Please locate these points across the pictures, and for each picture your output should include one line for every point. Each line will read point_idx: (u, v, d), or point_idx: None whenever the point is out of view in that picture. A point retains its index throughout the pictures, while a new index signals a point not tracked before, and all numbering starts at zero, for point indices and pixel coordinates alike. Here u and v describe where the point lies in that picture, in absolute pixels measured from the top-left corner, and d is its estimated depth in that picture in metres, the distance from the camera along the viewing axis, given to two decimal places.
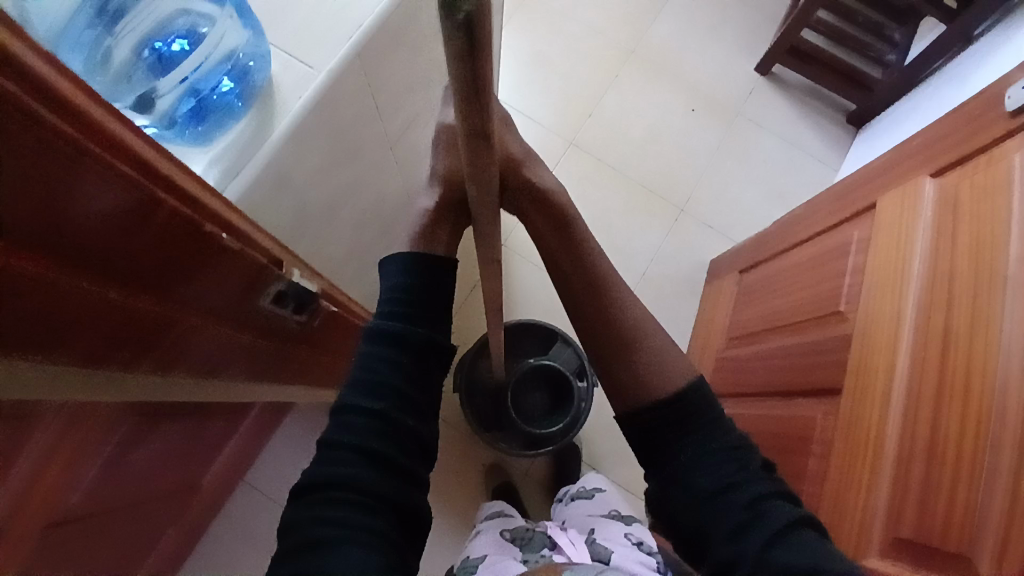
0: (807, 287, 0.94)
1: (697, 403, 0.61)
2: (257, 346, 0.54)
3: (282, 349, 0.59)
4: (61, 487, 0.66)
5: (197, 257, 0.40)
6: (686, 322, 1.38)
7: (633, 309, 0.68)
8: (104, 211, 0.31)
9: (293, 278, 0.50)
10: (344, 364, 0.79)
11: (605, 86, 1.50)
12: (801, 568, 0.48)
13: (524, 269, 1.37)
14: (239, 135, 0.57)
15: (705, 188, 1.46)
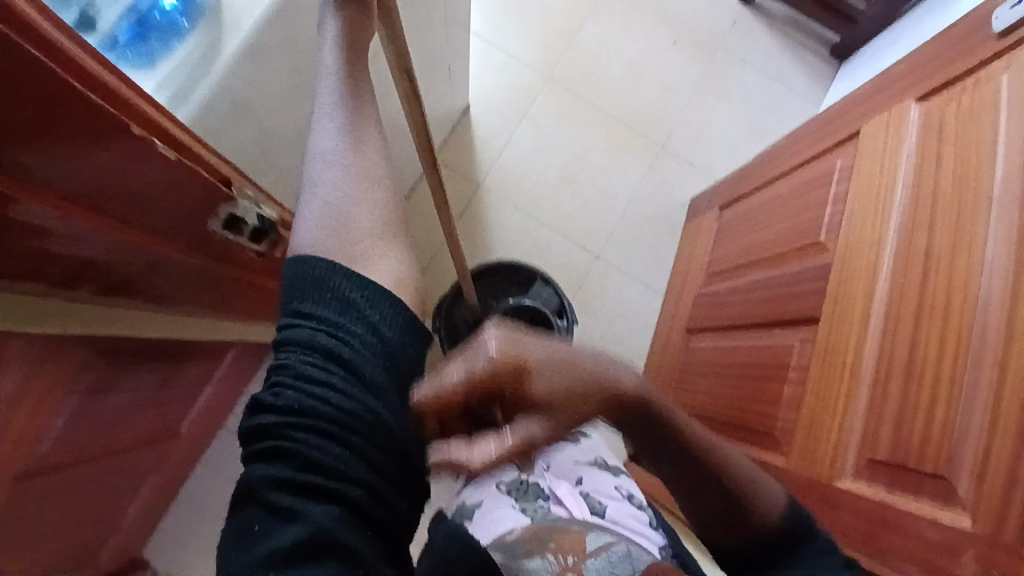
0: (787, 220, 0.93)
1: (802, 533, 0.59)
2: (210, 269, 0.53)
3: (235, 276, 0.58)
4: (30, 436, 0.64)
5: (134, 169, 0.39)
6: (667, 260, 1.37)
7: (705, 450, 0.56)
8: (32, 106, 0.31)
9: (246, 201, 0.49)
10: None
11: (584, 16, 1.43)
12: None
13: (502, 208, 1.34)
14: (188, 56, 0.52)
15: (686, 122, 1.42)
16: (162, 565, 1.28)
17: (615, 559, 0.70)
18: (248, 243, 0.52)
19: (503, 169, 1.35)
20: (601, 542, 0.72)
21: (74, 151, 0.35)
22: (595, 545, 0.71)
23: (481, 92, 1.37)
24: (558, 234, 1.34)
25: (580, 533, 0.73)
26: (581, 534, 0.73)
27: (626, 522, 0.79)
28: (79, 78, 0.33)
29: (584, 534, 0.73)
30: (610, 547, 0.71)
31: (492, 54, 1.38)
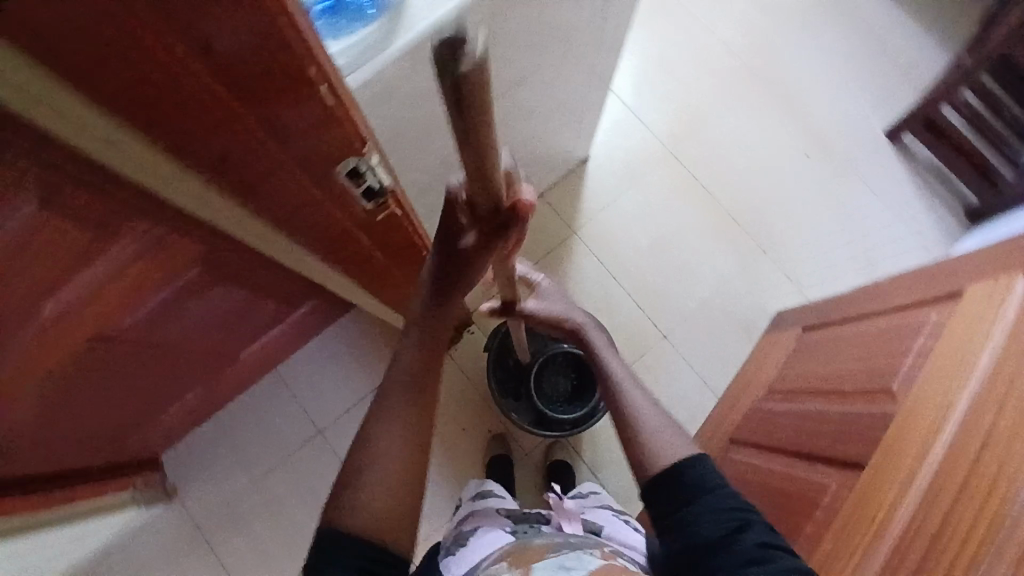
0: (864, 359, 0.90)
1: (700, 475, 0.66)
2: (320, 216, 0.57)
3: (340, 231, 0.61)
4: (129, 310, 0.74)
5: (291, 104, 0.41)
6: (734, 363, 1.34)
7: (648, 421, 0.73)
8: (236, 30, 0.33)
9: (371, 162, 0.51)
10: (387, 274, 0.80)
11: (725, 108, 1.47)
12: None
13: (589, 260, 1.38)
14: (368, 39, 0.59)
15: (796, 236, 1.41)
16: (173, 474, 1.38)
17: (568, 561, 0.66)
18: (361, 200, 0.55)
19: (602, 224, 1.40)
20: (561, 552, 0.68)
21: (255, 78, 0.37)
22: (552, 553, 0.68)
23: (606, 148, 1.43)
24: (634, 300, 1.36)
25: (541, 548, 0.70)
26: (541, 549, 0.70)
27: (619, 539, 0.81)
28: (288, 23, 0.35)
29: (547, 549, 0.70)
30: (566, 555, 0.67)
31: (627, 119, 1.45)
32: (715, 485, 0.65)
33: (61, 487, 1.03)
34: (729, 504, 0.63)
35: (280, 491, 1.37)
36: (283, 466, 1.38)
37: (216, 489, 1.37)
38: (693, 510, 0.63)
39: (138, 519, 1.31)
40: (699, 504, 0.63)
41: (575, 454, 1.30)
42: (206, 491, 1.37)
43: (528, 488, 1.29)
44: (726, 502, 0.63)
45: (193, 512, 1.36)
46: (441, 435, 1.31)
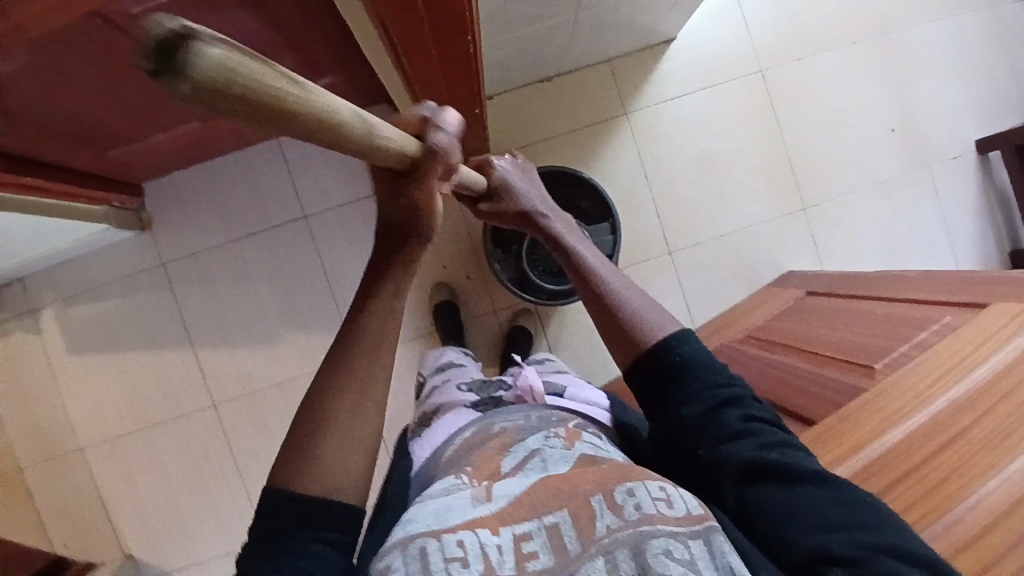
0: (856, 336, 0.88)
1: (677, 350, 0.64)
2: None
3: None
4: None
5: None
6: (722, 302, 1.32)
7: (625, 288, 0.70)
8: None
9: None
10: (426, 67, 0.70)
11: (833, 41, 1.31)
12: (791, 477, 0.56)
13: (626, 148, 1.29)
14: None
15: (839, 205, 1.33)
16: (150, 203, 1.35)
17: (531, 469, 0.59)
18: None
19: (655, 116, 1.30)
20: (522, 454, 0.61)
21: None
22: (512, 456, 0.61)
23: (694, 36, 1.29)
24: (654, 206, 1.30)
25: (500, 445, 0.63)
26: (500, 448, 0.63)
27: (581, 397, 0.83)
28: None
29: (506, 447, 0.63)
30: (528, 460, 0.60)
31: (728, 15, 1.29)
32: (702, 358, 0.64)
33: (30, 175, 1.00)
34: (717, 382, 0.62)
35: (250, 258, 1.36)
36: (259, 235, 1.36)
37: (188, 233, 1.36)
38: (680, 385, 0.63)
39: (107, 237, 1.31)
40: (686, 379, 0.63)
41: (539, 328, 1.31)
42: (179, 232, 1.36)
43: (483, 343, 1.32)
44: (713, 377, 0.63)
45: (161, 250, 1.36)
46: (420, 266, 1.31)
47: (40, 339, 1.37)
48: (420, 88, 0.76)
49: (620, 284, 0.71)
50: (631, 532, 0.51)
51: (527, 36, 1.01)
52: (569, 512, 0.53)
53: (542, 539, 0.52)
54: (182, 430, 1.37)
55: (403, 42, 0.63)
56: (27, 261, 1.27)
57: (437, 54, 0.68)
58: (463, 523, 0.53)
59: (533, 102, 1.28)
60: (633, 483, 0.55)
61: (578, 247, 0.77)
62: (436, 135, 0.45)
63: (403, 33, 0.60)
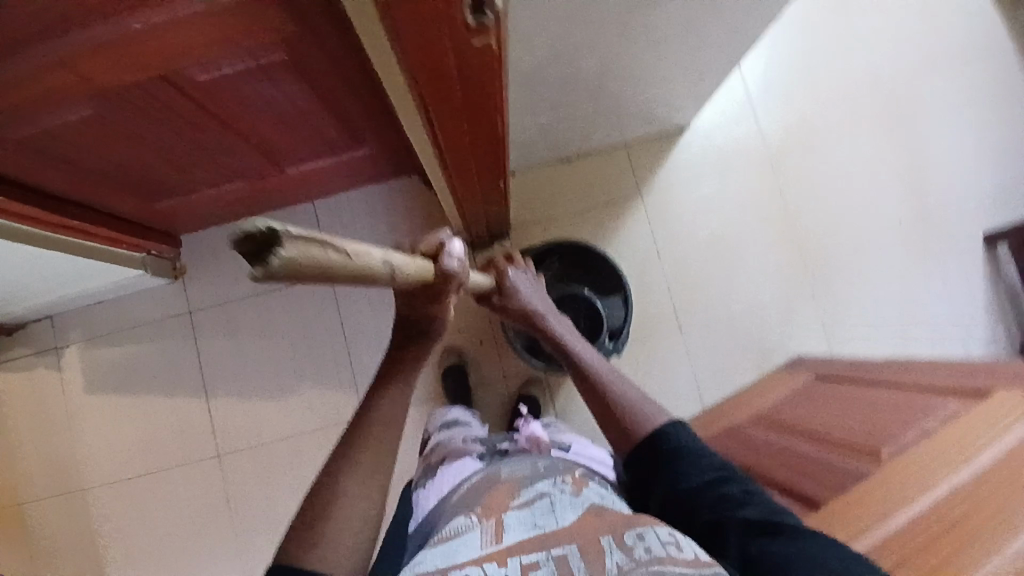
0: (864, 420, 0.88)
1: (673, 436, 0.76)
2: (424, 39, 0.50)
3: (433, 68, 0.56)
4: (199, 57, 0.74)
5: None
6: (733, 383, 1.32)
7: (618, 386, 0.84)
8: None
9: None
10: (457, 141, 0.75)
11: (842, 138, 1.39)
12: (783, 536, 0.62)
13: (641, 227, 1.35)
14: None
15: (850, 295, 1.35)
16: (185, 253, 1.42)
17: (538, 509, 0.65)
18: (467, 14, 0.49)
19: (670, 199, 1.36)
20: (530, 495, 0.67)
21: None
22: (521, 498, 0.67)
23: (707, 126, 1.38)
24: (666, 283, 1.34)
25: (509, 488, 0.69)
26: (509, 491, 0.68)
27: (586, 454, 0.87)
28: None
29: (514, 489, 0.69)
30: (536, 500, 0.66)
31: (742, 109, 1.38)
32: (695, 443, 0.75)
33: (78, 216, 1.08)
34: (712, 462, 0.72)
35: (273, 312, 1.41)
36: (284, 289, 1.41)
37: (217, 283, 1.42)
38: (680, 463, 0.73)
39: (141, 281, 1.37)
40: (685, 460, 0.73)
41: (548, 397, 1.32)
42: (208, 282, 1.42)
43: (492, 409, 1.32)
44: (707, 459, 0.73)
45: (189, 297, 1.42)
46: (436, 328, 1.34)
47: (60, 376, 1.40)
48: (452, 156, 0.80)
49: (618, 381, 0.85)
50: (641, 569, 0.55)
51: (551, 121, 1.09)
52: (578, 545, 0.60)
53: (550, 567, 0.58)
54: (185, 477, 1.38)
55: (439, 114, 0.66)
56: (61, 298, 1.33)
57: (466, 126, 0.72)
58: (470, 560, 0.58)
59: (554, 179, 1.35)
60: (642, 530, 0.61)
61: (579, 348, 0.91)
62: (448, 261, 0.54)
63: (438, 107, 0.64)
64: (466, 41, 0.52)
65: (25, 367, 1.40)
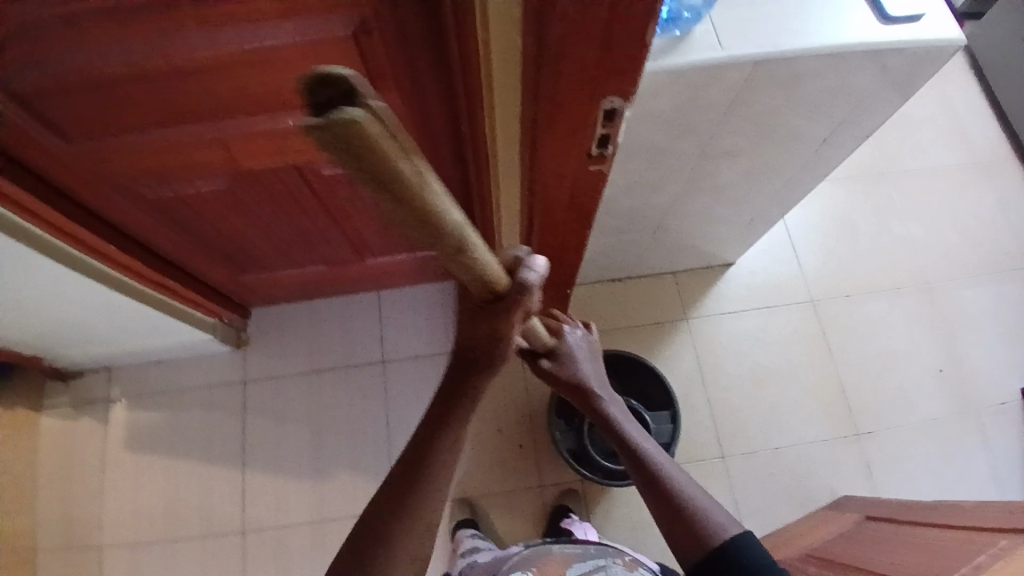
0: (918, 559, 0.86)
1: (739, 556, 0.74)
2: (554, 163, 0.64)
3: (551, 188, 0.69)
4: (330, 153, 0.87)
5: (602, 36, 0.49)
6: (773, 518, 1.29)
7: (680, 488, 0.83)
8: None
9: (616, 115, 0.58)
10: (547, 250, 0.87)
11: (881, 289, 1.46)
12: None
13: (686, 350, 1.41)
14: (667, 47, 0.70)
15: (894, 441, 1.35)
16: (251, 326, 1.51)
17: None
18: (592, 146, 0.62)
19: (716, 326, 1.43)
20: (584, 567, 0.87)
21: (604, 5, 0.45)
22: (576, 568, 0.86)
23: (752, 264, 1.47)
24: (708, 406, 1.37)
25: (564, 559, 0.88)
26: (566, 561, 0.88)
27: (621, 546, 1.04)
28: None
29: (570, 561, 0.88)
30: (590, 572, 0.86)
31: (784, 253, 1.48)
32: (763, 562, 0.74)
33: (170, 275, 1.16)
34: None
35: (323, 391, 1.46)
36: (338, 370, 1.47)
37: (275, 357, 1.49)
38: None
39: (205, 346, 1.44)
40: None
41: (583, 509, 1.30)
42: (267, 355, 1.49)
43: (526, 515, 1.31)
44: (779, 575, 0.72)
45: (245, 368, 1.48)
46: (478, 426, 1.37)
47: (104, 431, 1.43)
48: None
49: (679, 478, 0.84)
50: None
51: (612, 243, 1.20)
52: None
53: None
54: (204, 551, 1.35)
55: (541, 224, 0.78)
56: (129, 350, 1.40)
57: (560, 237, 0.84)
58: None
59: (605, 296, 1.44)
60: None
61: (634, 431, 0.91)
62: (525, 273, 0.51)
63: (543, 220, 0.76)
64: (584, 167, 0.66)
65: (74, 417, 1.44)
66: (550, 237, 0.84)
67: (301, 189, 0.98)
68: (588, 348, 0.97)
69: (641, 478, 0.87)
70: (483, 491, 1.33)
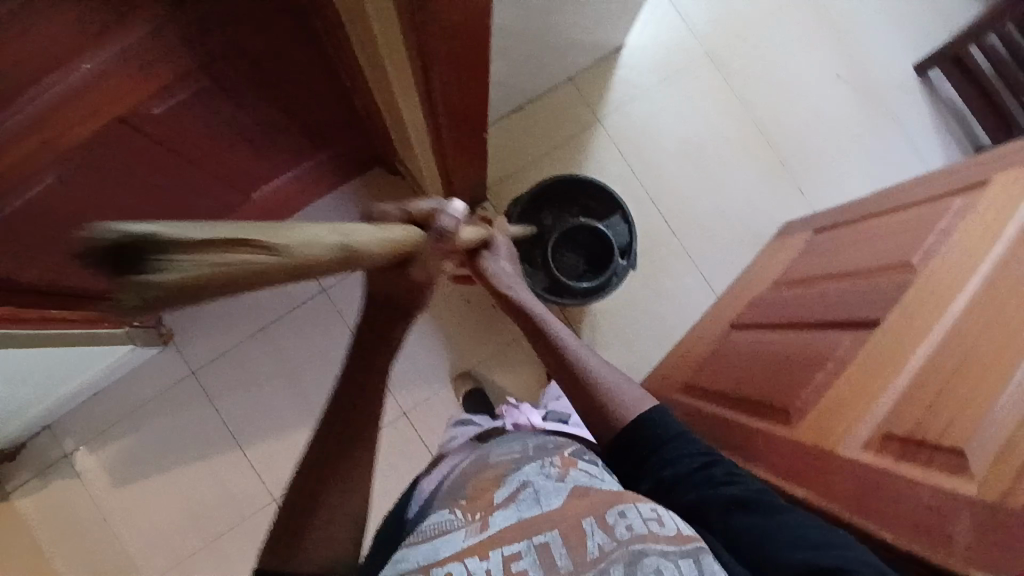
0: (881, 245, 0.93)
1: (654, 428, 0.72)
2: None
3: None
4: (155, 90, 0.70)
5: None
6: (736, 267, 1.37)
7: (602, 377, 0.77)
8: None
9: None
10: (453, 86, 0.78)
11: (765, 16, 1.44)
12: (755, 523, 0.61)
13: (608, 151, 1.38)
14: None
15: (813, 155, 1.42)
16: (169, 317, 1.36)
17: (523, 502, 0.60)
18: None
19: (627, 115, 1.39)
20: (514, 487, 0.62)
21: None
22: (505, 490, 0.62)
23: (641, 39, 1.40)
24: (648, 196, 1.38)
25: (496, 475, 0.65)
26: (496, 479, 0.64)
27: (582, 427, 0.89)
28: None
29: (501, 477, 0.64)
30: (520, 493, 0.61)
31: (665, 15, 1.42)
32: (680, 433, 0.71)
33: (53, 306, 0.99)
34: (698, 447, 0.70)
35: (280, 343, 1.37)
36: (285, 318, 1.38)
37: (213, 335, 1.37)
38: (661, 452, 0.70)
39: (133, 357, 1.30)
40: (667, 448, 0.70)
41: (574, 337, 1.31)
42: (203, 337, 1.37)
43: (526, 364, 1.35)
44: (692, 445, 0.70)
45: (188, 358, 1.36)
46: (446, 305, 1.35)
47: (81, 483, 1.33)
48: (447, 107, 0.82)
49: (598, 365, 0.79)
50: (623, 552, 0.54)
51: (505, 68, 1.09)
52: (559, 531, 0.56)
53: (533, 557, 0.55)
54: (244, 535, 1.33)
55: (438, 62, 0.70)
56: (56, 404, 1.24)
57: (461, 73, 0.76)
58: (452, 554, 0.56)
59: (513, 130, 1.36)
60: (625, 505, 0.58)
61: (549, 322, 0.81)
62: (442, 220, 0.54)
63: (441, 45, 0.67)
64: None
65: (40, 486, 1.32)
66: (452, 70, 0.74)
67: (144, 146, 0.80)
68: (514, 263, 0.82)
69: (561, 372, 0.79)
70: (479, 360, 1.35)
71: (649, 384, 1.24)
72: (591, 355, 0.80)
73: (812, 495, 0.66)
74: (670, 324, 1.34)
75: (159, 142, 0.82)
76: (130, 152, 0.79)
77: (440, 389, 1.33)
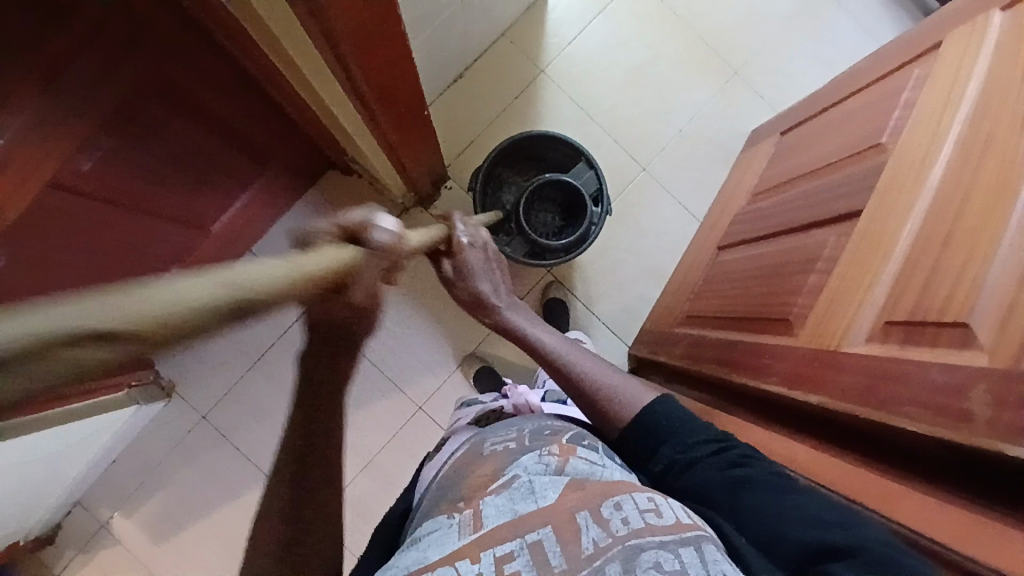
0: (849, 133, 0.90)
1: (663, 411, 0.69)
2: None
3: None
4: (76, 146, 0.66)
5: None
6: (712, 186, 1.35)
7: (603, 381, 0.76)
8: None
9: None
10: (377, 67, 0.75)
11: None
12: (770, 505, 0.55)
13: (559, 99, 1.34)
14: None
15: (765, 56, 1.39)
16: None
17: (518, 492, 0.56)
18: None
19: (568, 58, 1.35)
20: (508, 478, 0.60)
21: None
22: (499, 484, 0.59)
23: None
24: (609, 135, 1.35)
25: (491, 471, 0.62)
26: (492, 474, 0.61)
27: None
28: None
29: (497, 471, 0.62)
30: (515, 482, 0.58)
31: None
32: (683, 418, 0.68)
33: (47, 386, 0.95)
34: (712, 433, 0.66)
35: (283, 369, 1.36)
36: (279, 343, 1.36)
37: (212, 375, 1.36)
38: (675, 438, 0.66)
39: (143, 416, 1.28)
40: (676, 434, 0.67)
41: (569, 293, 1.30)
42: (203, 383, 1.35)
43: None
44: (703, 431, 0.66)
45: (195, 404, 1.35)
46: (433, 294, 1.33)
47: (124, 548, 1.33)
48: (375, 90, 0.79)
49: (593, 367, 0.79)
50: (620, 547, 0.49)
51: (433, 41, 1.05)
52: (552, 526, 0.52)
53: (525, 557, 0.51)
54: None
55: (351, 42, 0.67)
56: (79, 481, 1.23)
57: (381, 51, 0.72)
58: (442, 559, 0.52)
59: (458, 100, 1.32)
60: (620, 497, 0.54)
61: (540, 335, 0.83)
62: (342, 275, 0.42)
63: (345, 29, 0.64)
64: None
65: (86, 562, 1.32)
66: (369, 55, 0.72)
67: (88, 209, 0.76)
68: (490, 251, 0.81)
69: (566, 383, 0.79)
70: (481, 339, 1.34)
71: (652, 323, 1.22)
72: (587, 360, 0.80)
73: (822, 396, 0.65)
74: (659, 259, 1.32)
75: (100, 201, 0.77)
76: (77, 217, 0.75)
77: (449, 376, 1.33)
